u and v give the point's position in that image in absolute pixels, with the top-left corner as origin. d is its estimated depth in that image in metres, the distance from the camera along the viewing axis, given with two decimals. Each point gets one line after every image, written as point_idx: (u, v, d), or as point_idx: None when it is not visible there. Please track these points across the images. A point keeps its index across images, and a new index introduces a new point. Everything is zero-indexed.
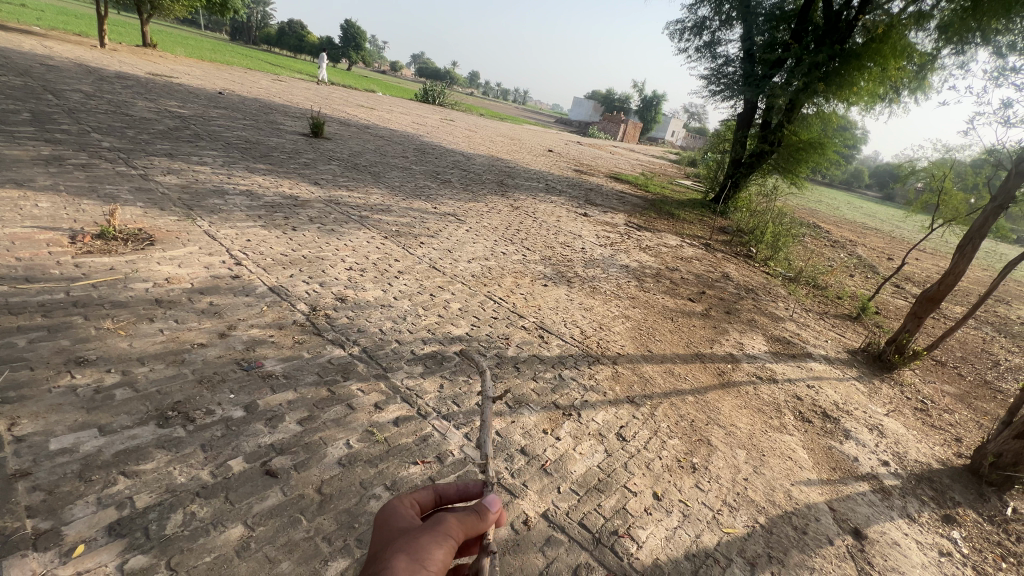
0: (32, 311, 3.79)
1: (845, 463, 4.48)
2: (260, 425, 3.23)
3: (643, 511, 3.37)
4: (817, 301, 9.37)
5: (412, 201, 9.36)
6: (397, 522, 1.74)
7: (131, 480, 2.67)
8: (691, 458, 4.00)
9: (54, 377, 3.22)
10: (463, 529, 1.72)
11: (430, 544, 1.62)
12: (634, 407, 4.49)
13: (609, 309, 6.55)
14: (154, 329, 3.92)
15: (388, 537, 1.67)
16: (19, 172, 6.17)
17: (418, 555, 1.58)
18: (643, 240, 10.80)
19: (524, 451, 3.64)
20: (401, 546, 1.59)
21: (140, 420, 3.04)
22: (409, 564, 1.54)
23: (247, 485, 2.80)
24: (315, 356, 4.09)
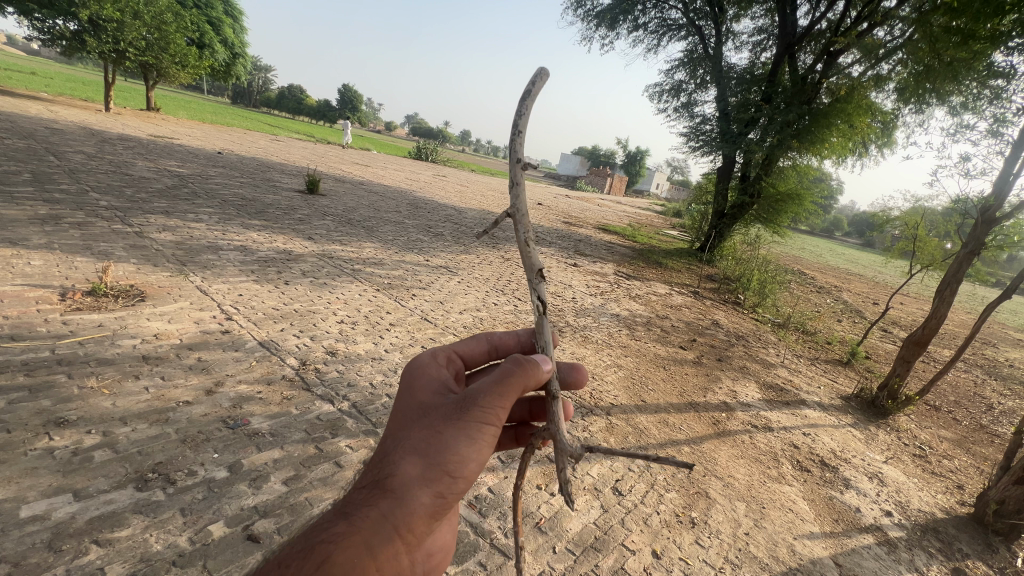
0: (14, 370, 3.72)
1: (848, 514, 4.37)
2: (243, 486, 3.12)
3: (642, 570, 3.23)
4: (808, 347, 9.46)
5: (404, 254, 9.51)
6: (423, 409, 1.98)
7: (104, 549, 2.54)
8: (689, 512, 3.89)
9: (31, 439, 3.12)
10: (483, 423, 1.93)
11: (446, 452, 1.88)
12: (629, 460, 4.40)
13: (601, 358, 6.56)
14: (139, 387, 3.85)
15: (408, 434, 1.91)
16: (14, 231, 6.23)
17: (433, 460, 1.87)
18: (632, 289, 10.98)
19: (518, 508, 3.52)
20: (415, 455, 1.85)
21: (117, 484, 2.93)
22: (422, 472, 1.84)
23: (227, 551, 2.66)
24: (304, 412, 4.01)
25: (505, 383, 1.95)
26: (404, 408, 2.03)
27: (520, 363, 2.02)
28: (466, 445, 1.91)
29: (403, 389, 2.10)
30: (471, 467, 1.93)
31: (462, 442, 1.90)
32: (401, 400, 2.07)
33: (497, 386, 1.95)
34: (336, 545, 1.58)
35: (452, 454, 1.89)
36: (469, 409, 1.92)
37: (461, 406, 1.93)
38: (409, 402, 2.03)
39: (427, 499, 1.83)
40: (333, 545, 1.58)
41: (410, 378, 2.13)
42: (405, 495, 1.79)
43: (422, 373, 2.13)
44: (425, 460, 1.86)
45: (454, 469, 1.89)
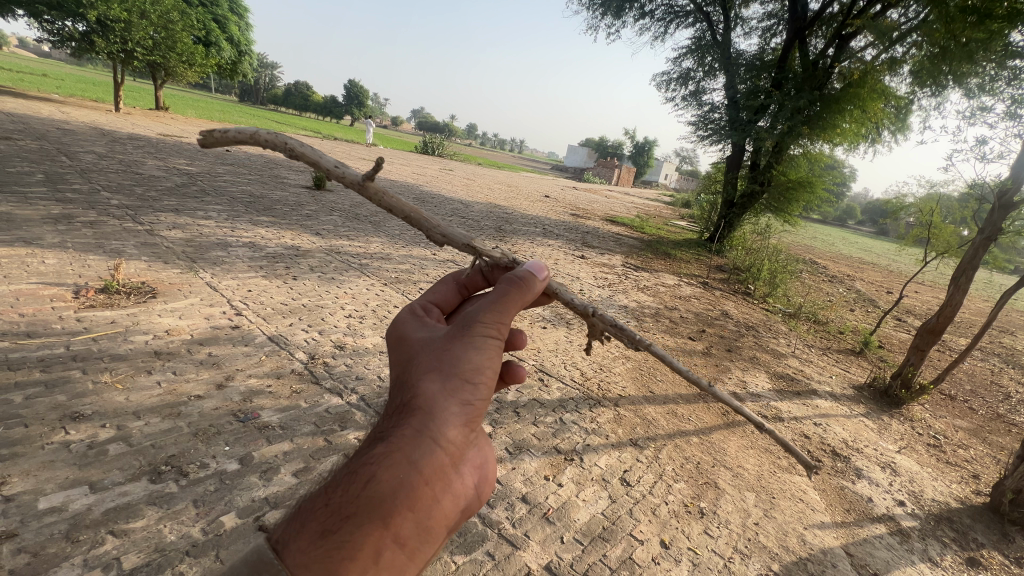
0: (31, 367, 3.79)
1: (859, 504, 4.33)
2: (254, 478, 3.17)
3: (650, 560, 3.23)
4: (820, 337, 9.33)
5: (411, 249, 9.53)
6: (424, 347, 1.88)
7: (119, 539, 2.58)
8: (698, 502, 3.88)
9: (47, 433, 3.18)
10: (488, 331, 1.86)
11: (459, 364, 1.80)
12: (637, 451, 4.40)
13: (608, 350, 6.54)
14: (152, 382, 3.91)
15: (418, 362, 1.83)
16: (28, 231, 6.33)
17: (455, 375, 1.79)
18: (640, 280, 10.92)
19: (526, 499, 3.53)
20: (431, 374, 1.77)
21: (131, 476, 2.99)
22: (443, 385, 1.76)
23: (239, 542, 2.71)
24: (313, 405, 4.06)
25: (495, 296, 1.91)
26: (411, 345, 1.93)
27: (508, 281, 1.96)
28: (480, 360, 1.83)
29: (397, 341, 1.99)
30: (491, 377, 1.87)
31: (475, 355, 1.82)
32: (403, 344, 1.96)
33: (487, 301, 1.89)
34: (379, 464, 1.56)
35: (469, 370, 1.81)
36: (467, 329, 1.85)
37: (459, 326, 1.87)
38: (412, 338, 1.96)
39: (457, 411, 1.75)
40: (376, 464, 1.56)
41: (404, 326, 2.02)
42: (434, 408, 1.71)
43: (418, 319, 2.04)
44: (447, 377, 1.77)
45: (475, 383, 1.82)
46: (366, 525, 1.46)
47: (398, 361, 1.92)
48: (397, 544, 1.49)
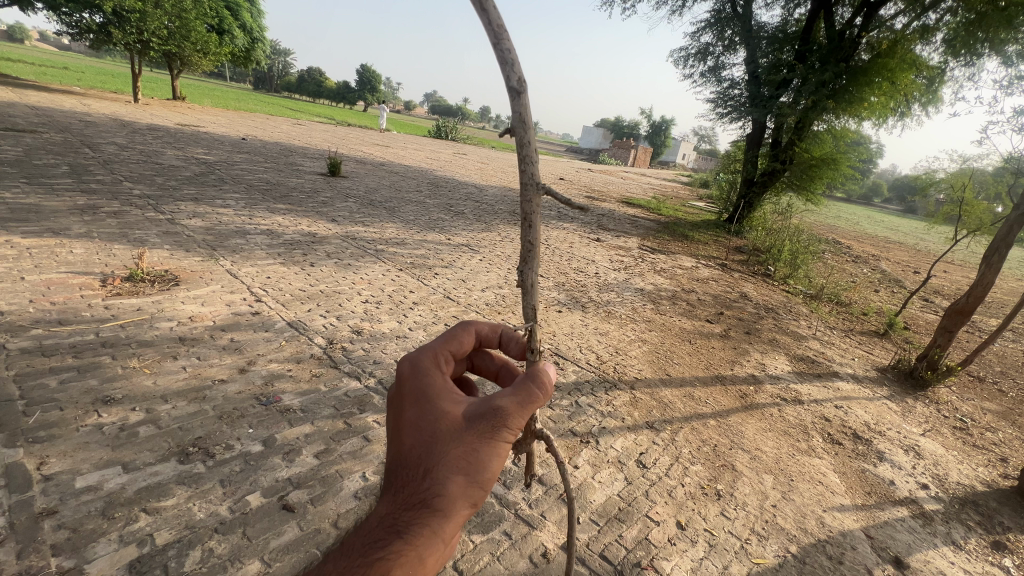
0: (64, 352, 3.94)
1: (881, 487, 4.27)
2: (277, 459, 3.27)
3: (666, 540, 3.24)
4: (842, 318, 9.12)
5: (426, 234, 9.56)
6: (443, 433, 1.82)
7: (151, 516, 2.69)
8: (715, 484, 3.87)
9: (82, 416, 3.32)
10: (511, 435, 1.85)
11: (481, 468, 1.78)
12: (653, 433, 4.39)
13: (624, 334, 6.50)
14: (177, 367, 4.04)
15: (441, 454, 1.77)
16: (56, 222, 6.52)
17: (473, 474, 1.76)
18: (657, 262, 10.78)
19: (542, 480, 3.57)
20: (456, 476, 1.74)
21: (161, 457, 3.10)
22: (465, 488, 1.74)
23: (264, 520, 2.80)
24: (332, 389, 4.14)
25: (523, 393, 1.88)
26: (431, 422, 1.84)
27: (539, 386, 1.93)
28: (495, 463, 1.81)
29: (417, 411, 1.86)
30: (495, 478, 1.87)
31: (493, 458, 1.80)
32: (421, 416, 1.86)
33: (516, 400, 1.86)
34: (393, 567, 1.50)
35: (484, 472, 1.79)
36: (493, 428, 1.82)
37: (485, 420, 1.82)
38: (433, 416, 1.85)
39: (468, 513, 1.75)
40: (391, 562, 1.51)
41: (423, 392, 1.90)
42: (452, 513, 1.69)
43: (438, 385, 1.92)
44: (466, 477, 1.75)
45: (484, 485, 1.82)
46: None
47: (413, 435, 1.82)
48: None
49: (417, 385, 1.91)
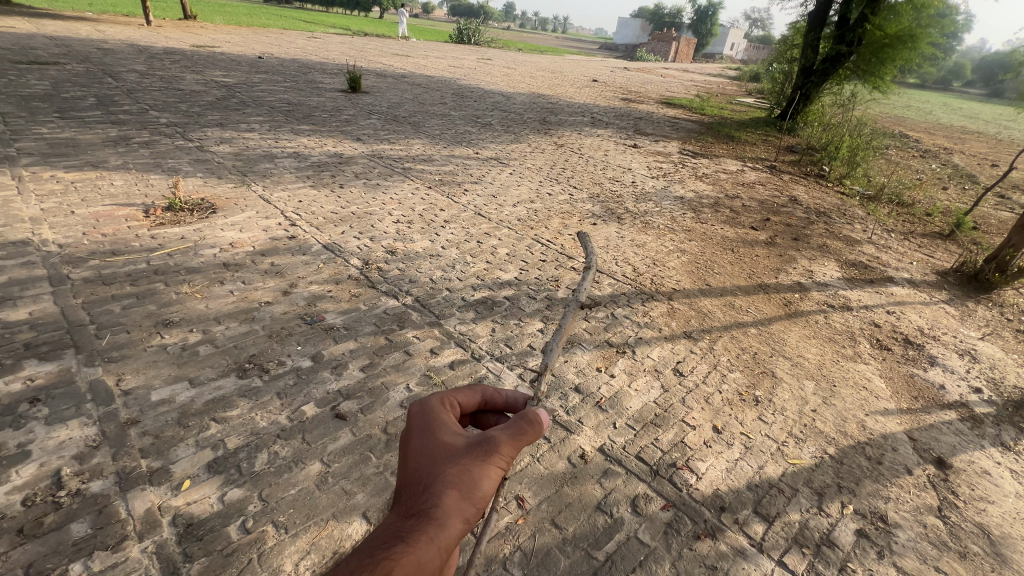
0: (121, 281, 4.16)
1: (929, 391, 4.15)
2: (327, 373, 3.47)
3: (701, 443, 3.31)
4: (901, 220, 8.43)
5: (453, 149, 9.22)
6: (440, 450, 1.59)
7: (221, 425, 2.95)
8: (753, 391, 3.87)
9: (147, 338, 3.57)
10: (508, 462, 1.63)
11: (476, 485, 1.51)
12: (691, 342, 4.36)
13: (662, 244, 6.27)
14: (226, 291, 4.22)
15: (437, 473, 1.53)
16: (93, 155, 6.64)
17: (469, 489, 1.50)
18: (699, 167, 10.11)
19: (579, 389, 3.66)
20: (452, 488, 1.48)
21: (222, 373, 3.34)
22: (460, 504, 1.46)
23: (320, 427, 3.03)
24: (372, 307, 4.26)
25: (518, 418, 1.69)
26: (427, 442, 1.63)
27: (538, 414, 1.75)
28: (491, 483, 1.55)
29: (415, 436, 1.65)
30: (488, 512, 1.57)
31: (489, 474, 1.55)
32: (418, 441, 1.65)
33: (515, 426, 1.67)
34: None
35: (480, 492, 1.51)
36: (491, 447, 1.61)
37: (484, 440, 1.62)
38: (432, 439, 1.63)
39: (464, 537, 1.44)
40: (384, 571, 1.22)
41: (425, 417, 1.70)
42: (447, 526, 1.39)
43: (440, 408, 1.72)
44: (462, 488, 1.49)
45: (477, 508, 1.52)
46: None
47: (408, 460, 1.60)
48: None
49: (418, 409, 1.73)
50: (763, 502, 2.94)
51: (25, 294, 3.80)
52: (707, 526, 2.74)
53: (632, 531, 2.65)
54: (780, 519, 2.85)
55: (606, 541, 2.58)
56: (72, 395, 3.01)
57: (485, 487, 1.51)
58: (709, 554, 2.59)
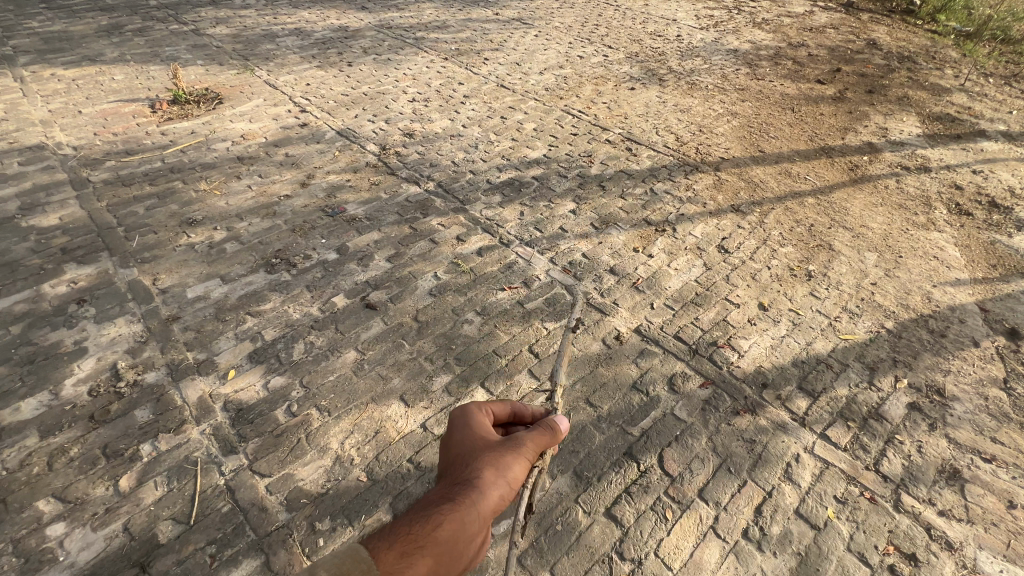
0: (140, 181, 4.07)
1: (1011, 259, 3.70)
2: (354, 265, 3.40)
3: (745, 322, 3.13)
4: (1005, 60, 7.04)
5: (469, 11, 8.10)
6: (472, 438, 1.51)
7: (257, 318, 3.00)
8: (806, 265, 3.56)
9: (175, 238, 3.55)
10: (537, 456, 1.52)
11: (505, 467, 1.42)
12: (739, 217, 3.98)
13: (710, 108, 5.52)
14: (244, 186, 4.08)
15: (468, 457, 1.46)
16: (89, 48, 6.22)
17: (500, 472, 1.40)
18: (758, 12, 8.56)
19: (615, 271, 3.46)
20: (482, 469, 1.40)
21: (251, 269, 3.33)
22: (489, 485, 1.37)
23: (352, 317, 3.04)
24: (393, 196, 4.04)
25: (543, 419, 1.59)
26: (460, 432, 1.55)
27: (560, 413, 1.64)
28: (523, 468, 1.45)
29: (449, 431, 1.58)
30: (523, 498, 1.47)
31: (523, 458, 1.46)
32: (450, 433, 1.58)
33: (540, 424, 1.57)
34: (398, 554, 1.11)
35: (513, 477, 1.41)
36: (521, 438, 1.52)
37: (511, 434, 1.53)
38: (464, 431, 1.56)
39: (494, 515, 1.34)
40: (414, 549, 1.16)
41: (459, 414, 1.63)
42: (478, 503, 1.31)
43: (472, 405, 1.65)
44: (495, 467, 1.40)
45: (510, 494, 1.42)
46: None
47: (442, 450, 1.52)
48: None
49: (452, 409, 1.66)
50: (808, 378, 2.82)
51: (52, 200, 3.79)
52: (746, 403, 2.67)
53: (668, 408, 2.62)
54: (825, 394, 2.74)
55: (641, 417, 2.57)
56: (114, 295, 3.09)
57: (518, 471, 1.42)
58: (747, 428, 2.55)
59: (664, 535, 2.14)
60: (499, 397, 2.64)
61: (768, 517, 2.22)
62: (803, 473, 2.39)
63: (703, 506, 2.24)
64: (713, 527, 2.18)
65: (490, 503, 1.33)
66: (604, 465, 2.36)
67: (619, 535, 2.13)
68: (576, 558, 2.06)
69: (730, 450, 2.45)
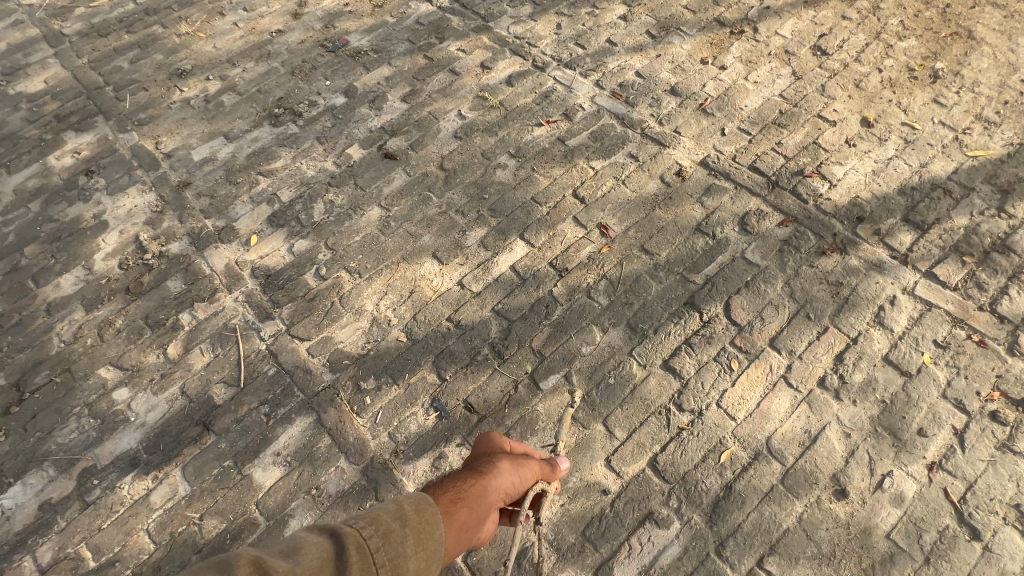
0: (117, 30, 3.54)
1: None
2: (366, 110, 2.94)
3: (842, 144, 2.53)
4: None
5: None
6: (486, 437, 1.43)
7: (270, 179, 2.71)
8: (932, 64, 2.74)
9: (167, 94, 3.15)
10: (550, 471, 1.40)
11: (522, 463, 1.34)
12: (845, 4, 3.03)
13: None
14: (230, 24, 3.47)
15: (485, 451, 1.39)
16: None
17: (518, 464, 1.32)
18: None
19: (676, 92, 2.80)
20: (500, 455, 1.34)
21: (255, 124, 2.95)
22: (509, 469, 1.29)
23: (371, 171, 2.69)
24: (401, 19, 3.33)
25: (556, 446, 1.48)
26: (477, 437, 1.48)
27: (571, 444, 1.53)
28: (536, 473, 1.35)
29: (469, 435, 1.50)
30: (528, 512, 1.32)
31: (535, 463, 1.37)
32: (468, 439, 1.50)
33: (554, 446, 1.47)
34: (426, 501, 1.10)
35: (525, 475, 1.31)
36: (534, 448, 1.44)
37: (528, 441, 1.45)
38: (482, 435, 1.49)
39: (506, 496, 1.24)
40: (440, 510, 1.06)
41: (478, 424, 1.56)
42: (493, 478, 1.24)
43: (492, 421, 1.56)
44: (510, 459, 1.32)
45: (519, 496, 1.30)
46: (424, 563, 0.98)
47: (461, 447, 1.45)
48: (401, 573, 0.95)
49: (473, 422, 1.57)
50: (918, 208, 2.31)
51: (32, 62, 3.40)
52: (835, 241, 2.24)
53: (738, 252, 2.26)
54: (937, 227, 2.26)
55: (706, 264, 2.24)
56: (120, 163, 2.85)
57: (532, 472, 1.33)
58: (834, 271, 2.17)
59: (728, 386, 1.96)
60: (541, 249, 2.35)
61: (850, 364, 1.97)
62: (898, 317, 2.06)
63: (774, 355, 2.01)
64: (785, 377, 1.97)
65: (500, 490, 1.23)
66: (661, 316, 2.12)
67: (677, 388, 1.97)
68: (631, 410, 1.94)
69: (811, 296, 2.12)
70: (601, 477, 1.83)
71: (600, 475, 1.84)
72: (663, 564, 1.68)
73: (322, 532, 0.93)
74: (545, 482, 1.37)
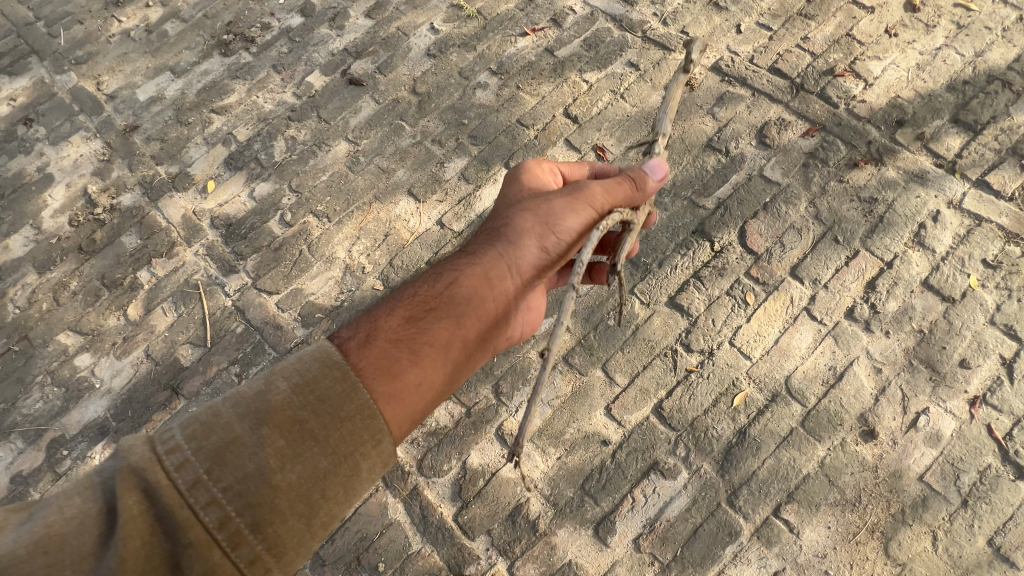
0: None
1: None
2: (326, 31, 2.57)
3: (881, 34, 2.14)
4: None
5: None
6: (524, 176, 1.40)
7: (224, 117, 2.41)
8: None
9: (104, 26, 2.78)
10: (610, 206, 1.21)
11: (557, 211, 1.21)
12: None
13: None
14: None
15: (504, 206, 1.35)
16: None
17: (552, 221, 1.21)
18: None
19: None
20: (526, 216, 1.23)
21: (202, 54, 2.60)
22: (534, 220, 1.22)
23: (335, 100, 2.37)
24: None
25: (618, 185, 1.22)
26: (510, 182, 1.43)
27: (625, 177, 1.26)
28: (592, 210, 1.20)
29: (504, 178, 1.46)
30: (616, 261, 1.11)
31: (593, 194, 1.20)
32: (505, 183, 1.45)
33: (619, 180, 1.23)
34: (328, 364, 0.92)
35: (582, 217, 1.20)
36: (585, 184, 1.22)
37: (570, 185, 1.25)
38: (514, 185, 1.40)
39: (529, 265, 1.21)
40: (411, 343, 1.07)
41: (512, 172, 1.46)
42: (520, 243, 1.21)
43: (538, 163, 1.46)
44: (544, 219, 1.21)
45: (566, 253, 1.24)
46: (320, 455, 0.85)
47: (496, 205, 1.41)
48: (290, 479, 0.82)
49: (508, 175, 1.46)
50: (969, 106, 1.96)
51: None
52: (869, 151, 1.93)
53: (756, 169, 1.96)
54: (991, 127, 1.92)
55: (718, 185, 1.95)
56: (59, 108, 2.56)
57: (578, 220, 1.20)
58: (867, 185, 1.88)
59: (742, 322, 1.74)
60: None
61: (884, 292, 1.73)
62: (942, 235, 1.78)
63: (796, 285, 1.77)
64: (808, 309, 1.74)
65: (526, 264, 1.21)
66: (667, 248, 1.87)
67: (685, 326, 1.76)
68: (633, 354, 1.74)
69: (839, 216, 1.85)
70: (600, 427, 1.67)
71: (600, 424, 1.67)
72: (670, 516, 1.55)
73: (144, 486, 0.75)
74: (621, 210, 1.12)
